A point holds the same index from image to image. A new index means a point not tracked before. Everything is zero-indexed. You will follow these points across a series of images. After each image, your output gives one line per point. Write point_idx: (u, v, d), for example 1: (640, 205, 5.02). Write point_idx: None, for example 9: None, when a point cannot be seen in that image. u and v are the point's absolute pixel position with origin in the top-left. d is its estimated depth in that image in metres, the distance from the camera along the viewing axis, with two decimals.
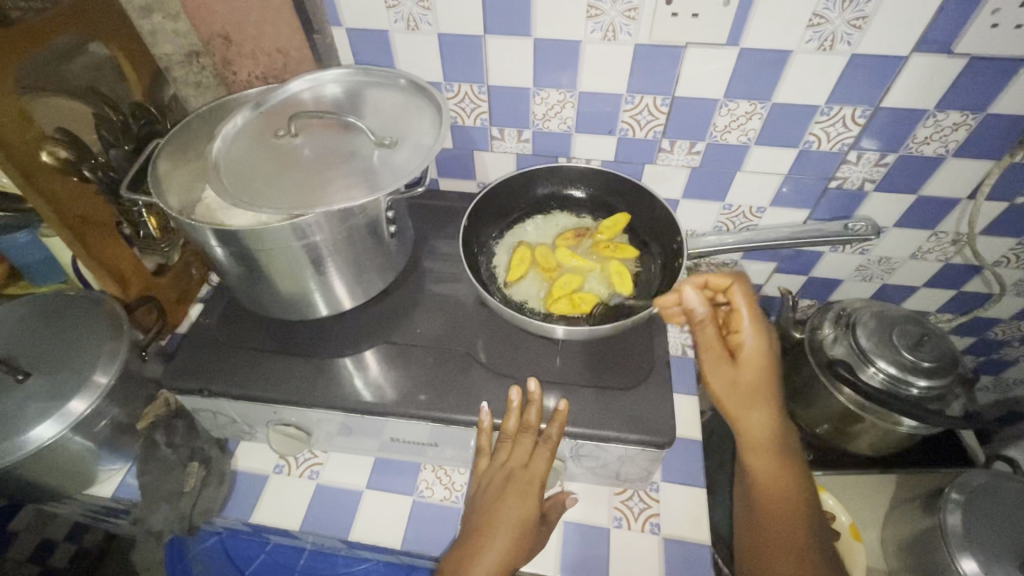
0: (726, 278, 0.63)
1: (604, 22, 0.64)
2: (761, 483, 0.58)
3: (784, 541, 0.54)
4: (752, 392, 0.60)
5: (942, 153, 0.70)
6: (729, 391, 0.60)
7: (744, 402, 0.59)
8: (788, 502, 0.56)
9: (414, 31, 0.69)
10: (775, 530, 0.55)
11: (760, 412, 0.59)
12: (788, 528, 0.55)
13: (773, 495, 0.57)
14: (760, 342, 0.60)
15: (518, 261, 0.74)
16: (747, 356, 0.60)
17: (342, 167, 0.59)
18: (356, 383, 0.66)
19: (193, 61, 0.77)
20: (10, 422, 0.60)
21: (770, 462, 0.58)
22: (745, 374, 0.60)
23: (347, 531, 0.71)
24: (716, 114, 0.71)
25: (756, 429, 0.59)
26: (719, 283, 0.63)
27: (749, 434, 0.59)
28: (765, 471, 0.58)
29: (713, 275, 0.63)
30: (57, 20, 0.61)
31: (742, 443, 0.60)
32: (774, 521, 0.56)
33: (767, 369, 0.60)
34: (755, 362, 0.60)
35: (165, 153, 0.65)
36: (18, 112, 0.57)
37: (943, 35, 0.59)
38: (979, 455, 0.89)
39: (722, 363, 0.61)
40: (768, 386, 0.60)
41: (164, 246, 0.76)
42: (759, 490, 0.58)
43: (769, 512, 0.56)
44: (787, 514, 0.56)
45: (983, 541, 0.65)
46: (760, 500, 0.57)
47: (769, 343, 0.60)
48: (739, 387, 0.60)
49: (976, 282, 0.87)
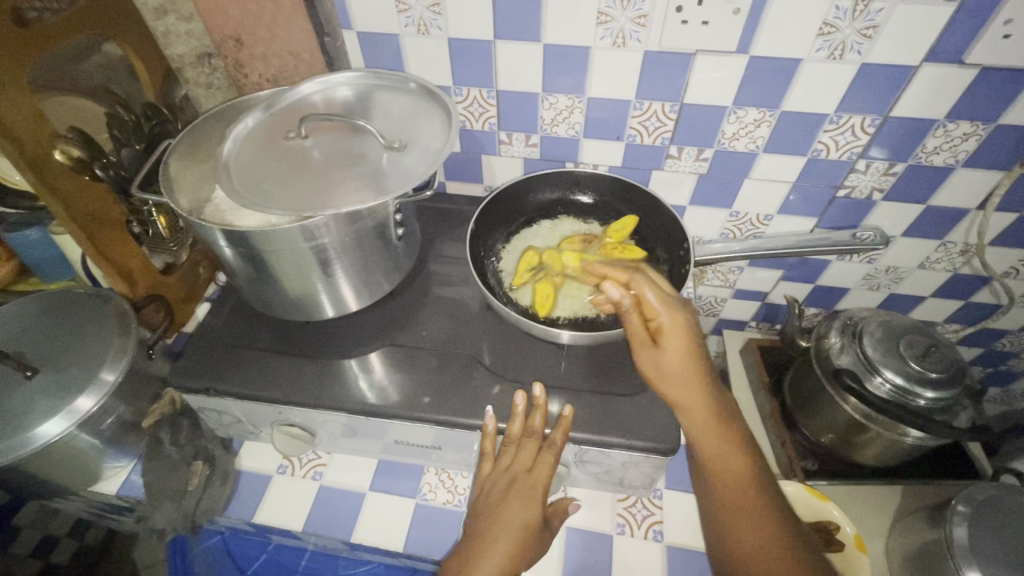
0: (625, 269, 0.58)
1: (615, 28, 0.64)
2: (716, 472, 0.57)
3: (748, 524, 0.54)
4: (682, 377, 0.56)
5: (952, 162, 0.69)
6: (663, 380, 0.57)
7: (680, 387, 0.56)
8: (746, 485, 0.56)
9: (425, 34, 0.70)
10: (738, 515, 0.55)
11: (699, 395, 0.56)
12: (749, 511, 0.55)
13: (728, 480, 0.56)
14: (678, 320, 0.56)
15: (524, 266, 0.73)
16: (670, 340, 0.56)
17: (349, 169, 0.60)
18: (361, 384, 0.66)
19: (205, 63, 0.78)
20: (18, 417, 0.60)
21: (725, 453, 0.57)
22: (674, 359, 0.56)
23: (350, 533, 0.71)
24: (724, 122, 0.71)
25: (697, 414, 0.57)
26: (618, 279, 0.59)
27: (695, 424, 0.57)
28: (722, 460, 0.57)
29: (612, 269, 0.59)
30: (73, 21, 0.62)
31: (693, 434, 0.58)
32: (734, 508, 0.56)
33: (692, 346, 0.56)
34: (680, 346, 0.56)
35: (176, 152, 0.66)
36: (32, 111, 0.57)
37: (954, 45, 0.59)
38: (987, 469, 0.87)
39: (647, 351, 0.57)
40: (697, 367, 0.56)
41: (174, 246, 0.78)
42: (719, 478, 0.57)
43: (728, 500, 0.56)
44: (747, 499, 0.55)
45: (989, 555, 0.64)
46: (721, 493, 0.57)
47: (689, 324, 0.57)
48: (670, 374, 0.57)
49: (984, 292, 0.86)
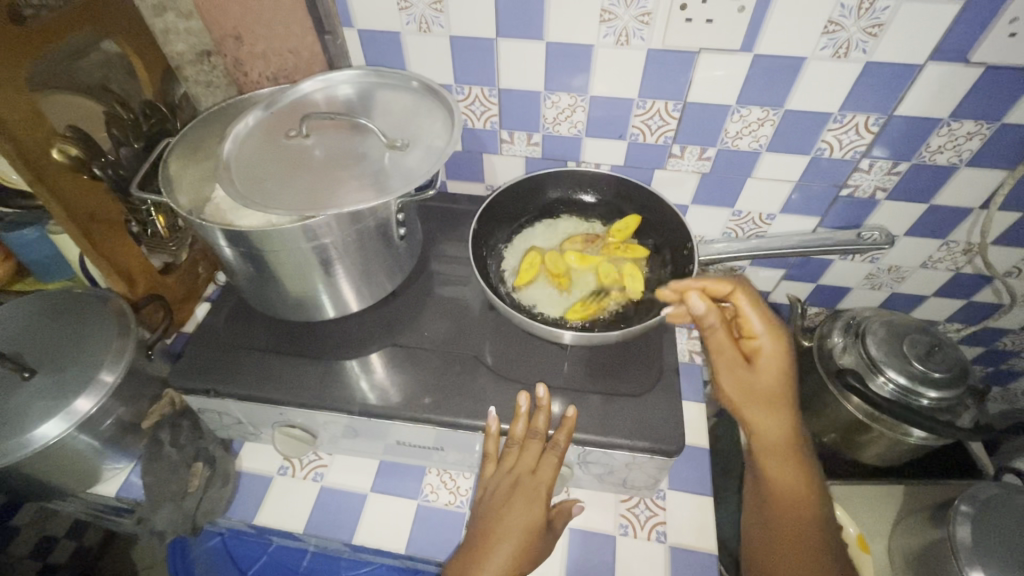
0: (729, 283, 0.61)
1: (618, 26, 0.64)
2: (776, 487, 0.59)
3: (801, 551, 0.55)
4: (772, 394, 0.60)
5: (956, 161, 0.69)
6: (747, 394, 0.61)
7: (762, 405, 0.60)
8: (803, 510, 0.58)
9: (427, 32, 0.69)
10: (791, 539, 0.56)
11: (779, 415, 0.60)
12: (802, 529, 0.57)
13: (786, 496, 0.59)
14: (777, 343, 0.60)
15: (527, 265, 0.73)
16: (766, 359, 0.60)
17: (353, 169, 0.59)
18: (362, 385, 0.66)
19: (205, 61, 0.77)
20: (15, 420, 0.59)
21: (789, 471, 0.59)
22: (766, 378, 0.60)
23: (351, 534, 0.71)
24: (727, 120, 0.71)
25: (774, 434, 0.60)
26: (718, 292, 0.61)
27: (767, 439, 0.60)
28: (783, 479, 0.59)
29: (714, 281, 0.61)
30: (70, 18, 0.61)
31: (763, 453, 0.60)
32: (790, 532, 0.57)
33: (786, 369, 0.60)
34: (775, 366, 0.60)
35: (175, 152, 0.65)
36: (28, 108, 0.56)
37: (959, 43, 0.59)
38: (988, 467, 0.89)
39: (739, 367, 0.61)
40: (787, 388, 0.60)
41: (173, 246, 0.77)
42: (776, 495, 0.59)
43: (783, 520, 0.58)
44: (803, 520, 0.57)
45: (994, 555, 0.64)
46: (776, 508, 0.59)
47: (787, 348, 0.60)
48: (757, 393, 0.60)
49: (986, 291, 0.86)
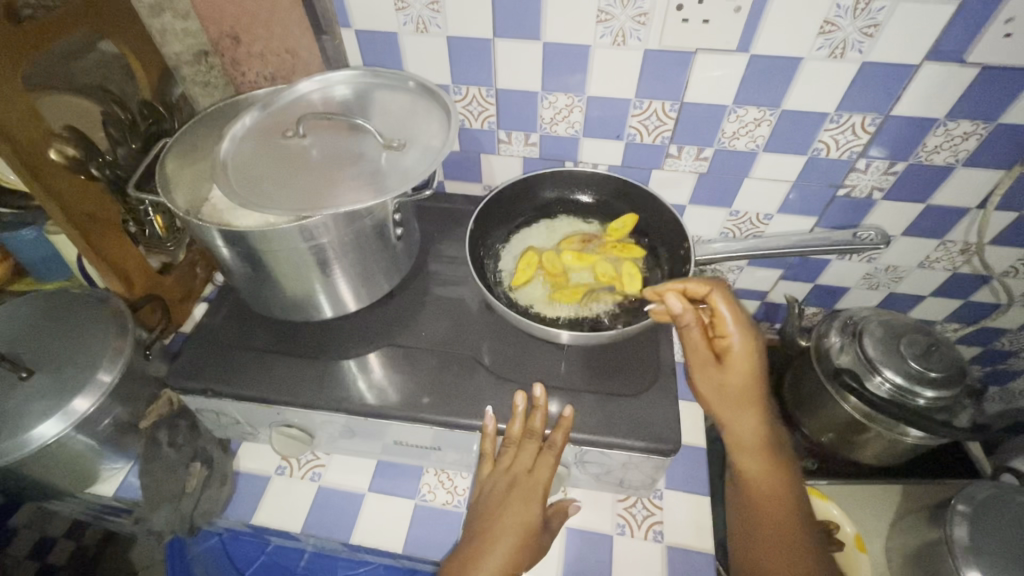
0: (706, 284, 0.60)
1: (615, 27, 0.64)
2: (753, 484, 0.61)
3: (776, 544, 0.57)
4: (740, 392, 0.60)
5: (953, 161, 0.69)
6: (717, 393, 0.61)
7: (730, 403, 0.61)
8: (778, 504, 0.59)
9: (424, 33, 0.69)
10: (767, 534, 0.58)
11: (749, 412, 0.61)
12: (780, 527, 0.58)
13: (765, 494, 0.60)
14: (747, 342, 0.60)
15: (524, 265, 0.73)
16: (735, 358, 0.60)
17: (349, 168, 0.59)
18: (360, 385, 0.66)
19: (202, 62, 0.77)
20: (13, 419, 0.59)
21: (761, 466, 0.61)
22: (734, 377, 0.60)
23: (349, 534, 0.71)
24: (724, 120, 0.71)
25: (748, 432, 0.61)
26: (696, 292, 0.60)
27: (738, 435, 0.61)
28: (757, 474, 0.61)
29: (693, 281, 0.60)
30: (68, 19, 0.61)
31: (736, 448, 0.62)
32: (766, 527, 0.59)
33: (754, 370, 0.60)
34: (743, 366, 0.60)
35: (173, 152, 0.66)
36: (26, 108, 0.57)
37: (956, 44, 0.59)
38: (986, 468, 0.90)
39: (709, 367, 0.61)
40: (756, 386, 0.60)
41: (172, 246, 0.78)
42: (751, 489, 0.61)
43: (759, 514, 0.60)
44: (779, 514, 0.59)
45: (991, 554, 0.64)
46: (752, 503, 0.61)
47: (755, 347, 0.60)
48: (725, 391, 0.61)
49: (984, 291, 0.86)
